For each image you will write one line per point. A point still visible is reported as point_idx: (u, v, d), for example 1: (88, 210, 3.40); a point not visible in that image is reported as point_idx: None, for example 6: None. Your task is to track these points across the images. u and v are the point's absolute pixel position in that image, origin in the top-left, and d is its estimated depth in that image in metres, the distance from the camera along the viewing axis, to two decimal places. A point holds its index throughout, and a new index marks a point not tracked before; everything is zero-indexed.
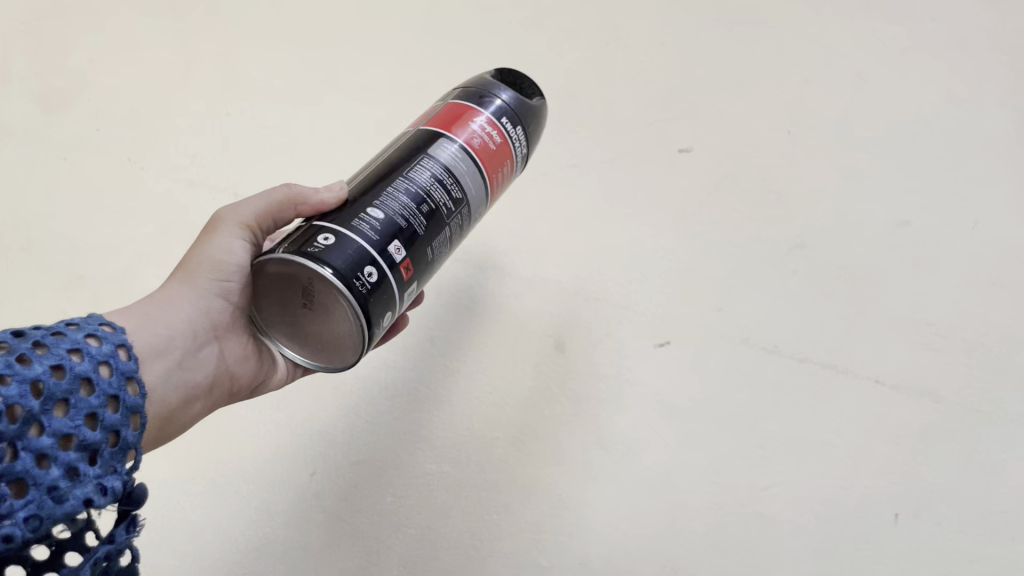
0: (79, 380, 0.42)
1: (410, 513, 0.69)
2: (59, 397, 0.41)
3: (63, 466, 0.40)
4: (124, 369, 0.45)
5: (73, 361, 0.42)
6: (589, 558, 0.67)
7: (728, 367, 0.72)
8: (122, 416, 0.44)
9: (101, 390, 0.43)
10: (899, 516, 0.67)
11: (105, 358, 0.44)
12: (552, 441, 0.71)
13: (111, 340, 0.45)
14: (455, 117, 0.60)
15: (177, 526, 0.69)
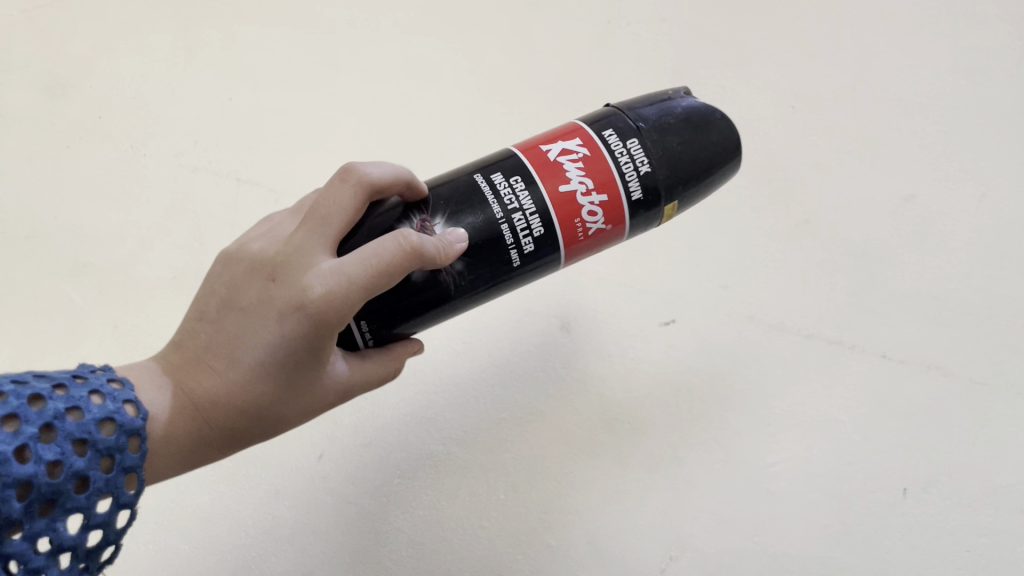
0: (73, 481, 0.41)
1: (417, 495, 0.69)
2: (47, 497, 0.41)
3: (29, 571, 0.41)
4: (126, 465, 0.44)
5: (74, 458, 0.41)
6: (597, 536, 0.67)
7: (734, 345, 0.72)
8: (108, 512, 0.44)
9: (92, 490, 0.42)
10: (906, 490, 0.67)
11: (110, 452, 0.43)
12: (558, 421, 0.71)
13: (125, 426, 0.44)
14: (587, 250, 0.54)
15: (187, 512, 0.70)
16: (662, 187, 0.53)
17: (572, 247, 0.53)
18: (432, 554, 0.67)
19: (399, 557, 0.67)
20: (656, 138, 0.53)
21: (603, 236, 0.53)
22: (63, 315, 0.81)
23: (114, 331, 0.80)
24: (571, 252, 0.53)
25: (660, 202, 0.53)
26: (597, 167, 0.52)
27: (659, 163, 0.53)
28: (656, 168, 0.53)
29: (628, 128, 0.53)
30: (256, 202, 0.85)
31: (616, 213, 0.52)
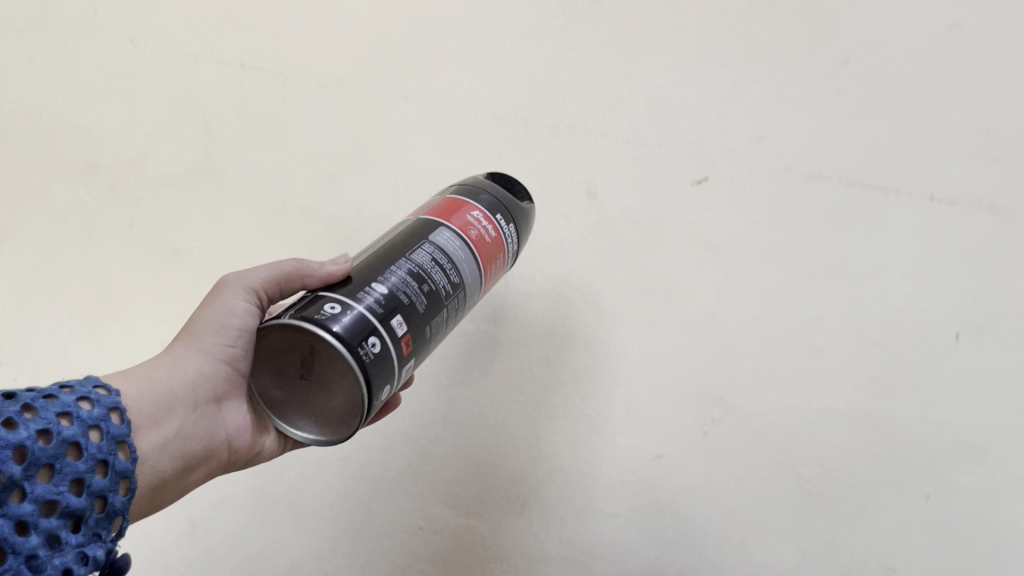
0: (66, 445, 0.38)
1: (448, 373, 0.68)
2: (44, 462, 0.37)
3: (43, 534, 0.37)
4: (116, 433, 0.41)
5: (60, 425, 0.39)
6: (635, 401, 0.65)
7: (771, 199, 0.69)
8: (110, 481, 0.40)
9: (86, 456, 0.39)
10: (960, 335, 0.64)
11: (95, 421, 0.40)
12: (590, 290, 0.69)
13: (104, 402, 0.42)
14: (473, 228, 0.55)
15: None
16: (495, 192, 0.60)
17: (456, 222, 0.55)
18: (468, 429, 0.67)
19: (436, 434, 0.67)
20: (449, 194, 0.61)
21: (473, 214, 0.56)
22: (80, 218, 0.80)
23: (131, 231, 0.79)
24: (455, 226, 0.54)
25: (511, 205, 0.60)
26: None
27: None
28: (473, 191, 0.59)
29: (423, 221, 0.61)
30: (264, 88, 0.81)
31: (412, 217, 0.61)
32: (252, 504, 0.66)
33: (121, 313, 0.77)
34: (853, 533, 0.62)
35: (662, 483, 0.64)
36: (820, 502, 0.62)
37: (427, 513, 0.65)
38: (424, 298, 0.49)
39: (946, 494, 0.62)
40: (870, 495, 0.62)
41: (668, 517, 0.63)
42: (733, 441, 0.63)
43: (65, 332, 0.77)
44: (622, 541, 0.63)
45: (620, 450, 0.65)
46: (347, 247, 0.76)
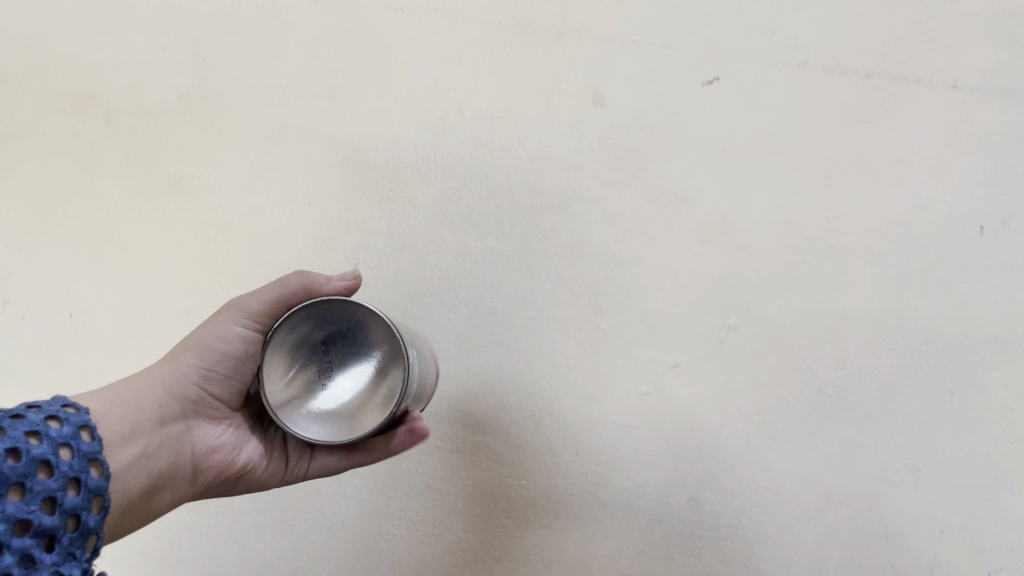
0: (36, 463, 0.39)
1: (459, 293, 0.69)
2: (15, 482, 0.38)
3: (18, 552, 0.37)
4: (86, 451, 0.42)
5: (30, 444, 0.39)
6: (650, 312, 0.65)
7: (785, 96, 0.65)
8: (81, 498, 0.41)
9: (58, 474, 0.40)
10: (985, 228, 0.62)
11: (64, 440, 0.41)
12: (600, 201, 0.67)
13: (73, 422, 0.43)
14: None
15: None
16: None
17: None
18: (483, 349, 0.67)
19: (449, 356, 0.68)
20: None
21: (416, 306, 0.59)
22: (81, 153, 0.78)
23: (130, 163, 0.78)
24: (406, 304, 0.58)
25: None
26: None
27: None
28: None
29: None
30: (252, 7, 0.77)
31: None
32: None
33: (127, 248, 0.78)
34: (875, 434, 0.61)
35: (678, 393, 0.63)
36: (842, 405, 0.61)
37: (444, 433, 0.66)
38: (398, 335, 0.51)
39: (971, 392, 0.60)
40: (894, 396, 0.61)
41: (685, 426, 0.63)
42: (751, 348, 0.63)
43: (73, 268, 0.78)
44: (640, 452, 0.64)
45: (635, 362, 0.64)
46: (349, 168, 0.74)
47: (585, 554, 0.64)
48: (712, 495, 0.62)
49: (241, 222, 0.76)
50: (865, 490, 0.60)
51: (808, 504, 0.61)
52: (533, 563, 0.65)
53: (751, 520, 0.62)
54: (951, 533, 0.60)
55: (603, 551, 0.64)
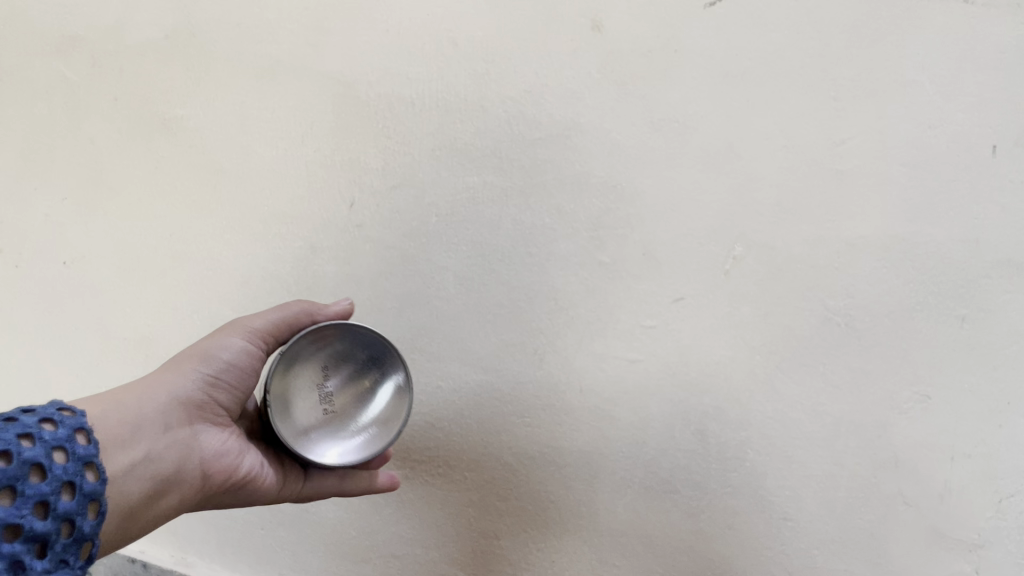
0: (28, 466, 0.39)
1: (457, 230, 0.68)
2: (6, 484, 0.38)
3: (9, 556, 0.37)
4: (81, 454, 0.43)
5: (21, 447, 0.39)
6: (654, 245, 0.63)
7: (791, 15, 0.62)
8: (76, 502, 0.41)
9: (50, 476, 0.40)
10: (996, 148, 0.59)
11: (59, 443, 0.42)
12: (600, 131, 0.65)
13: (68, 425, 0.43)
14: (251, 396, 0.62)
15: (255, 286, 0.74)
16: None
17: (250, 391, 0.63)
18: (482, 287, 0.67)
19: (450, 294, 0.67)
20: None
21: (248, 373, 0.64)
22: (67, 95, 0.78)
23: (116, 105, 0.78)
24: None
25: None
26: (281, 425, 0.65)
27: None
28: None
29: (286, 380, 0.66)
30: None
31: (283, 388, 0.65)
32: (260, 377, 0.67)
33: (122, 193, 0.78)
34: (883, 363, 0.60)
35: (683, 326, 0.62)
36: (851, 333, 0.60)
37: (445, 371, 0.67)
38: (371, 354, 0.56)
39: (983, 317, 0.59)
40: (904, 322, 0.59)
41: (690, 359, 0.62)
42: (757, 278, 0.61)
43: (72, 214, 0.79)
44: (645, 386, 0.63)
45: (637, 296, 0.63)
46: (341, 104, 0.72)
47: (591, 490, 0.64)
48: (718, 428, 0.62)
49: (233, 162, 0.75)
50: (873, 418, 0.59)
51: (816, 434, 0.60)
52: (537, 499, 0.65)
53: (758, 452, 0.61)
54: (961, 460, 0.59)
55: (608, 486, 0.63)
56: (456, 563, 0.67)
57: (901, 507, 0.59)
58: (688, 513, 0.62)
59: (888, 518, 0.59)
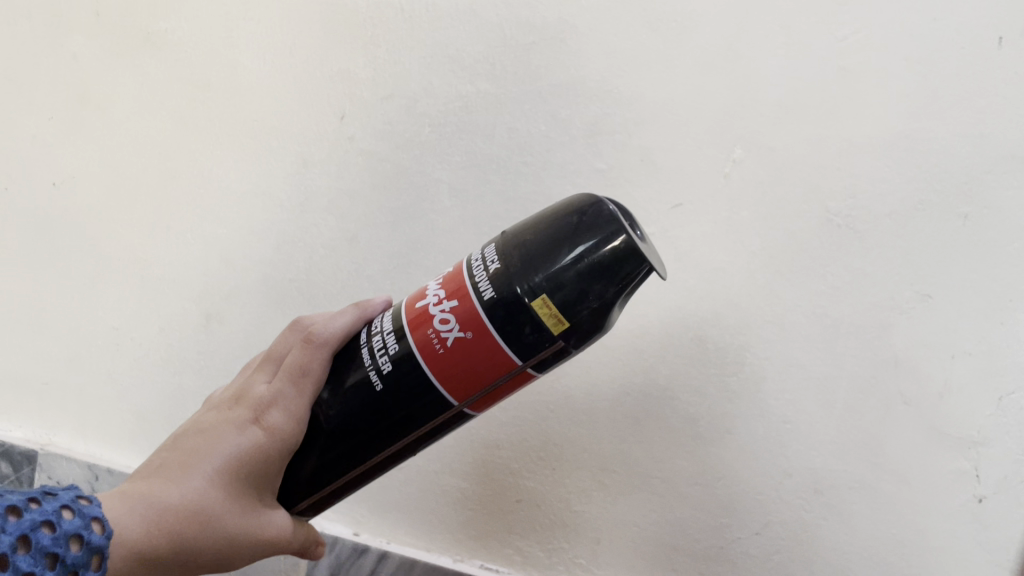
0: (67, 538, 0.39)
1: (451, 140, 0.68)
2: (49, 550, 0.38)
3: None
4: (94, 544, 0.40)
5: (60, 518, 0.39)
6: (652, 150, 0.62)
7: None
8: None
9: (64, 567, 0.38)
10: (1003, 39, 0.55)
11: (76, 531, 0.40)
12: (595, 33, 0.64)
13: (85, 512, 0.41)
14: (434, 317, 0.48)
15: (249, 197, 0.77)
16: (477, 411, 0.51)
17: (453, 297, 0.48)
18: (478, 199, 0.67)
19: (446, 206, 0.68)
20: (561, 220, 0.47)
21: (483, 319, 0.46)
22: (44, 14, 0.84)
23: (99, 21, 0.82)
24: (506, 357, 0.46)
25: (519, 271, 0.45)
26: (469, 348, 0.46)
27: (495, 292, 0.46)
28: (517, 244, 0.47)
29: (495, 319, 0.45)
30: None
31: (470, 344, 0.46)
32: (278, 280, 0.75)
33: (120, 115, 0.82)
34: (885, 263, 0.57)
35: (682, 231, 0.62)
36: (851, 235, 0.58)
37: None
38: None
39: (987, 214, 0.55)
40: (905, 222, 0.57)
41: (689, 265, 0.62)
42: (757, 180, 0.60)
43: (63, 135, 0.84)
44: (644, 291, 0.63)
45: (636, 204, 0.63)
46: (331, 14, 0.73)
47: (589, 399, 0.65)
48: (717, 334, 0.61)
49: (219, 78, 0.78)
50: (873, 317, 0.57)
51: (816, 337, 0.59)
52: (537, 410, 0.68)
53: (757, 355, 0.60)
54: (963, 359, 0.55)
55: (609, 392, 0.65)
56: (462, 472, 0.70)
57: (900, 406, 0.56)
58: (688, 418, 0.62)
59: (887, 420, 0.57)
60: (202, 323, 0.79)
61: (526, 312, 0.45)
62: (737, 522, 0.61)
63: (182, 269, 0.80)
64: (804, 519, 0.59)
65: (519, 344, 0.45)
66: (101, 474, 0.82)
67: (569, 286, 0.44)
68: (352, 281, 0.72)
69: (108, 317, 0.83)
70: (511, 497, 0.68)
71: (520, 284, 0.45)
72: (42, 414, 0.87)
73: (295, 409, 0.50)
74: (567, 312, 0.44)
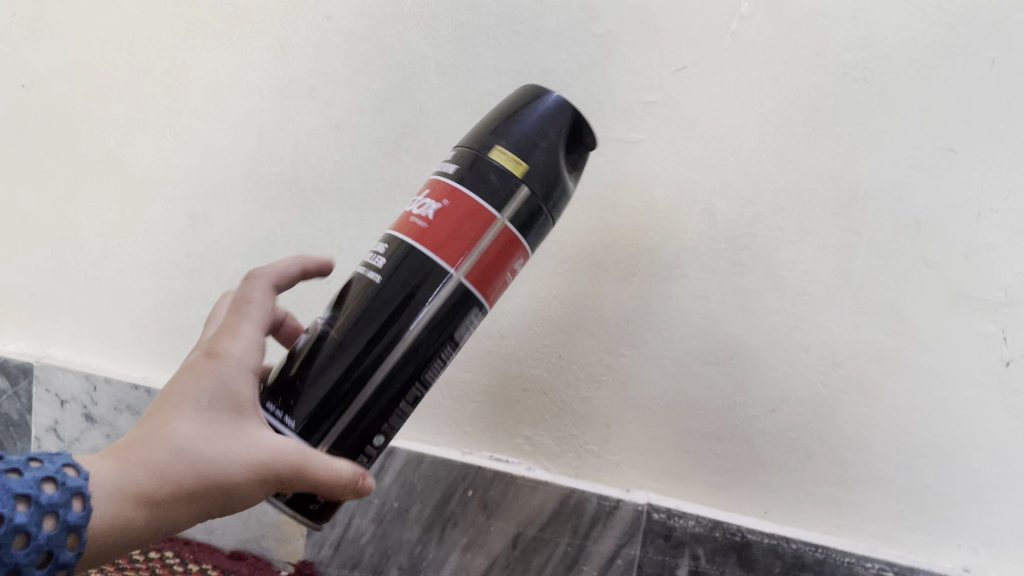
0: (36, 481, 0.36)
1: (436, 13, 0.64)
2: (18, 493, 0.34)
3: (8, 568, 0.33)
4: (75, 484, 0.37)
5: (24, 465, 0.36)
6: (652, 10, 0.58)
7: None
8: (66, 534, 0.36)
9: (38, 508, 0.35)
10: None
11: (48, 474, 0.36)
12: None
13: (54, 460, 0.38)
14: (413, 209, 0.46)
15: (226, 87, 0.73)
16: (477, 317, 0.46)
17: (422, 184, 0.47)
18: (467, 74, 0.63)
19: (434, 86, 0.65)
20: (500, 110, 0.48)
21: (454, 186, 0.45)
22: None
23: None
24: (489, 213, 0.44)
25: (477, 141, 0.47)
26: (448, 217, 0.44)
27: (456, 163, 0.46)
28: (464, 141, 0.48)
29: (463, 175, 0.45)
30: None
31: (450, 207, 0.44)
32: (263, 175, 0.72)
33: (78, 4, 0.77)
34: (906, 117, 0.54)
35: (686, 97, 0.58)
36: (868, 89, 0.54)
37: (438, 171, 0.65)
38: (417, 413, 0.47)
39: (1017, 58, 0.52)
40: (926, 73, 0.53)
41: (696, 134, 0.58)
42: (765, 36, 0.56)
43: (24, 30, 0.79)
44: (647, 165, 0.59)
45: (636, 69, 0.59)
46: None
47: (595, 281, 0.62)
48: (726, 205, 0.58)
49: None
50: (892, 178, 0.54)
51: (832, 202, 0.56)
52: (541, 296, 0.64)
53: (770, 226, 0.57)
54: (987, 217, 0.53)
55: (614, 275, 0.62)
56: (467, 364, 0.68)
57: (922, 271, 0.55)
58: (699, 295, 0.60)
59: (910, 285, 0.55)
60: (189, 225, 0.76)
61: (484, 160, 0.45)
62: (752, 400, 0.60)
63: (162, 168, 0.76)
64: (821, 393, 0.58)
65: (489, 188, 0.44)
66: (98, 384, 0.80)
67: (537, 129, 0.46)
68: (341, 171, 0.69)
69: (90, 225, 0.80)
70: (517, 387, 0.66)
71: (481, 130, 0.47)
72: (34, 328, 0.85)
73: (247, 334, 0.45)
74: (525, 156, 0.45)
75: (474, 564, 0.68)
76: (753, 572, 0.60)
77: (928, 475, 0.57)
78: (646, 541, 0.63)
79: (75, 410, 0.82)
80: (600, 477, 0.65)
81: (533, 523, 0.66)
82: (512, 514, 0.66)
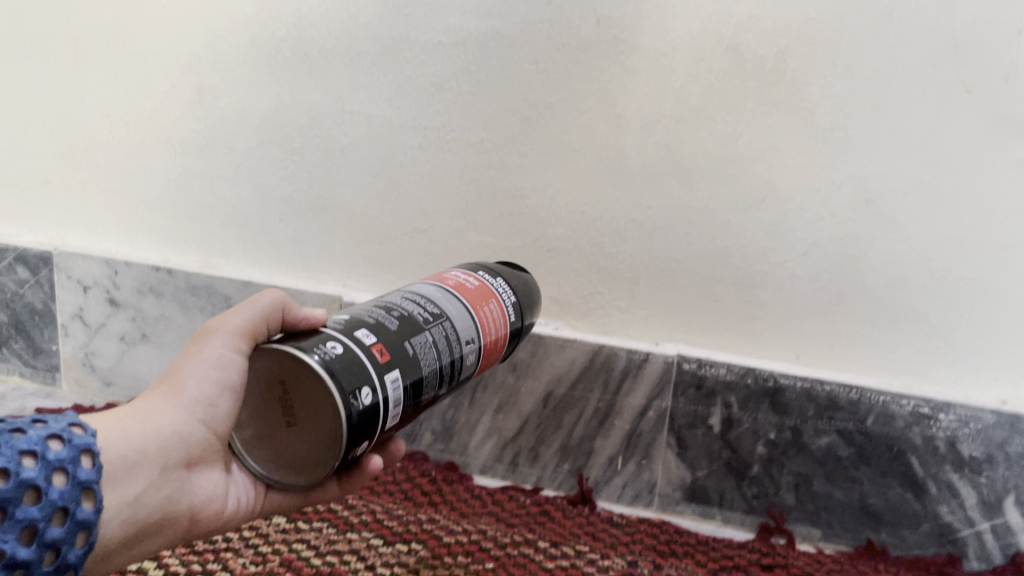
0: (43, 438, 0.34)
1: None
2: (25, 449, 0.33)
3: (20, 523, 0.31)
4: (81, 441, 0.35)
5: (26, 425, 0.35)
6: None
7: None
8: (78, 490, 0.34)
9: (47, 463, 0.33)
10: None
11: (54, 432, 0.35)
12: None
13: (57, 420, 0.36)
14: None
15: None
16: (436, 290, 0.50)
17: None
18: None
19: None
20: None
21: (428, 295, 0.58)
22: None
23: None
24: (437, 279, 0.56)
25: None
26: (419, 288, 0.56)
27: None
28: None
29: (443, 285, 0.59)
30: None
31: None
32: (268, 41, 0.69)
33: None
34: None
35: None
36: None
37: (448, 24, 0.62)
38: (396, 319, 0.45)
39: None
40: None
41: None
42: None
43: None
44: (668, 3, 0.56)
45: None
46: None
47: (617, 132, 0.60)
48: (753, 40, 0.55)
49: None
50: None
51: (865, 29, 0.53)
52: (560, 151, 0.62)
53: (799, 61, 0.55)
54: None
55: (637, 122, 0.60)
56: (488, 227, 0.66)
57: (960, 96, 0.53)
58: (726, 139, 0.58)
59: (946, 112, 0.53)
60: (195, 99, 0.74)
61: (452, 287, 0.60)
62: (783, 246, 0.59)
63: (160, 39, 0.73)
64: (854, 232, 0.57)
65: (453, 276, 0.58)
66: (119, 269, 0.80)
67: None
68: (347, 32, 0.66)
69: (94, 104, 0.78)
70: (542, 248, 0.65)
71: None
72: (49, 213, 0.84)
73: None
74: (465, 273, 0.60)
75: (507, 424, 0.69)
76: (785, 416, 0.61)
77: (962, 308, 0.57)
78: (677, 392, 0.63)
79: (98, 296, 0.82)
80: (629, 333, 0.65)
81: (563, 382, 0.66)
82: (543, 373, 0.66)
